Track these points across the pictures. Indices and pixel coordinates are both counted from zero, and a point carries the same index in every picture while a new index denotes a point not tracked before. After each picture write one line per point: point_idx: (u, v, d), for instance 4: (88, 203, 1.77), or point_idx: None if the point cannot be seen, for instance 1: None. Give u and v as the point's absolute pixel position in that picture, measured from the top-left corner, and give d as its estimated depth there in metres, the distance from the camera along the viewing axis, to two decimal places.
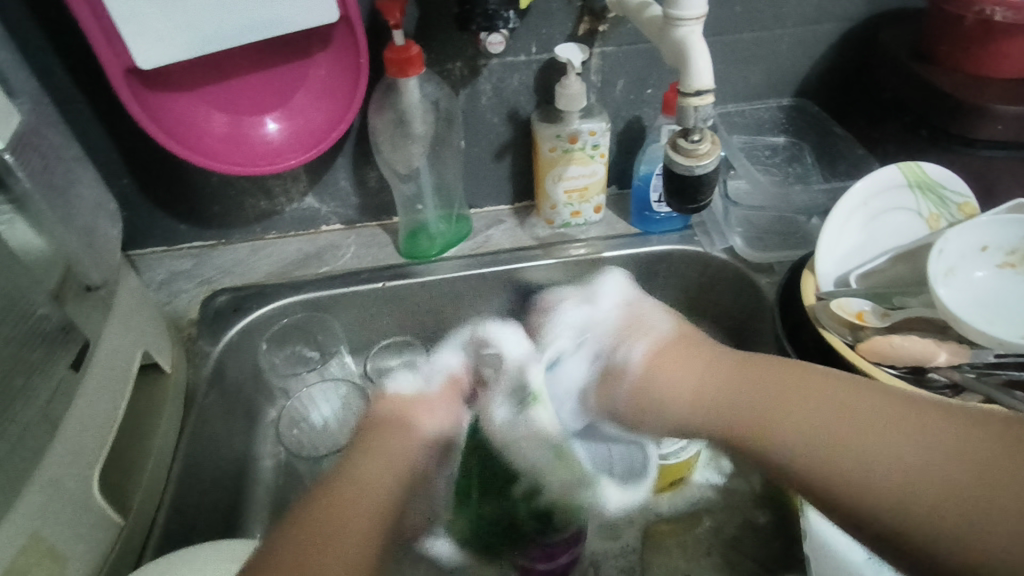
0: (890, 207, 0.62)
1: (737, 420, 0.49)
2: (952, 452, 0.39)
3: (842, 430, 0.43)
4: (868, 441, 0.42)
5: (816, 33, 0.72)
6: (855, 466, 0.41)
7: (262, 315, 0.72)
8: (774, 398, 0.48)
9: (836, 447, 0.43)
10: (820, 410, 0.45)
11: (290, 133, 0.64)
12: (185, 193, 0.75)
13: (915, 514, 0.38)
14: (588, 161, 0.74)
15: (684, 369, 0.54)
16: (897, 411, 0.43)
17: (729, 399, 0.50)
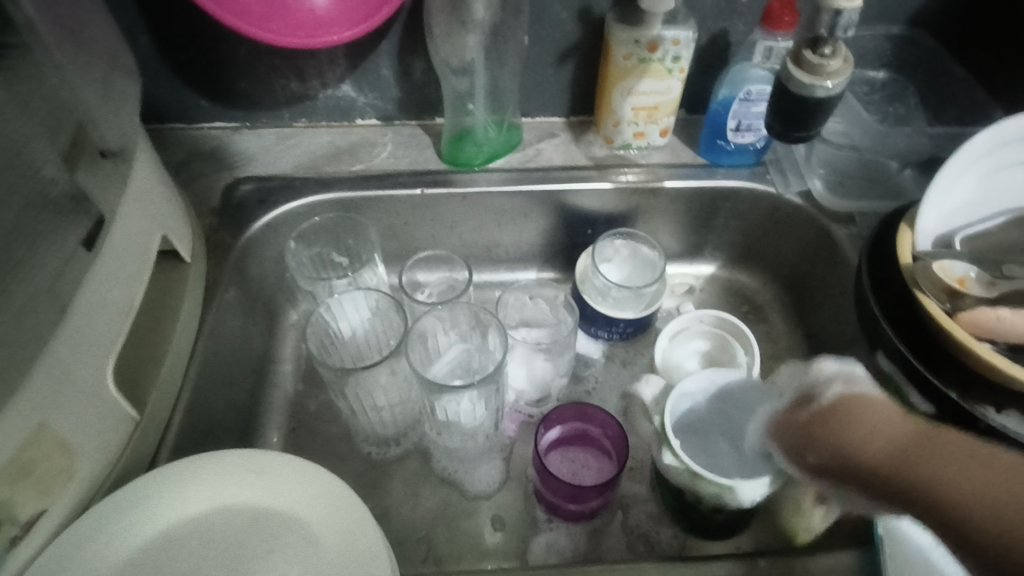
0: (1013, 161, 0.53)
1: (857, 471, 0.40)
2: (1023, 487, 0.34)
3: (928, 458, 0.37)
4: (965, 485, 0.35)
5: None
6: (946, 509, 0.35)
7: (288, 211, 0.67)
8: (892, 447, 0.39)
9: (921, 475, 0.37)
10: (896, 439, 0.39)
11: (334, 4, 0.56)
12: (209, 64, 0.67)
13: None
14: (665, 76, 0.65)
15: (839, 431, 0.41)
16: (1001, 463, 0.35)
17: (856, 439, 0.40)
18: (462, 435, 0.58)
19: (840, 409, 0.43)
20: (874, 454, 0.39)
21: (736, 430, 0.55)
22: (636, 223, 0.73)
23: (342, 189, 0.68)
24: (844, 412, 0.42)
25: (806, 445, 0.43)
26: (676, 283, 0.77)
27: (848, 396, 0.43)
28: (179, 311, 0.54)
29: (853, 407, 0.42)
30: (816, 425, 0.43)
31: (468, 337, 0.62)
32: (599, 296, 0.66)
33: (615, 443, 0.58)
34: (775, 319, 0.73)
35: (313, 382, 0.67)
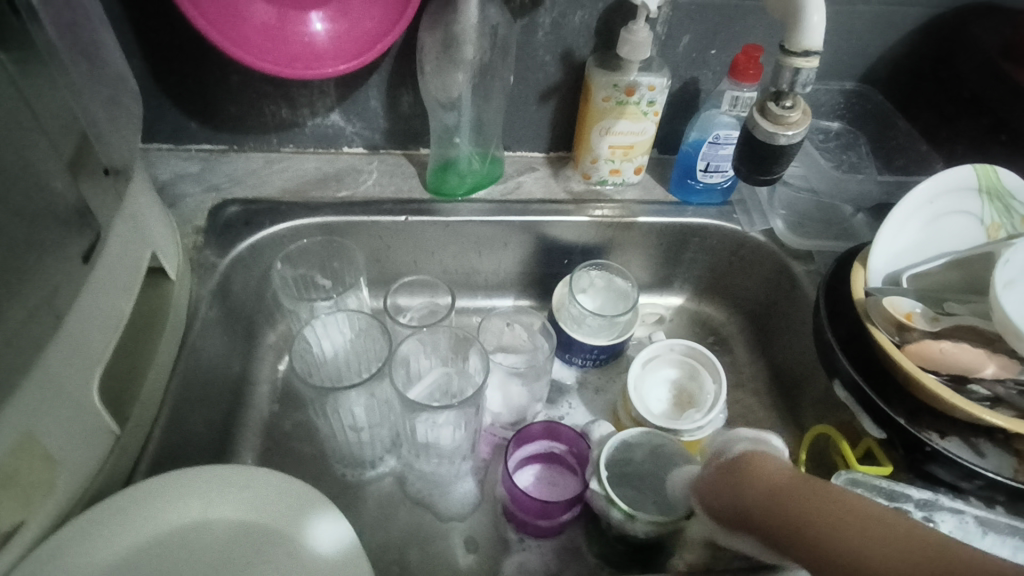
0: (953, 208, 0.59)
1: (749, 518, 0.45)
2: (867, 521, 0.39)
3: (797, 501, 0.42)
4: (827, 523, 0.40)
5: (904, 13, 0.66)
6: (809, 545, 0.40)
7: (273, 233, 0.68)
8: (772, 493, 0.44)
9: (792, 516, 0.42)
10: (778, 486, 0.44)
11: (333, 38, 0.59)
12: (201, 89, 0.69)
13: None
14: (640, 118, 0.69)
15: (736, 485, 0.46)
16: (853, 504, 0.40)
17: (757, 499, 0.44)
18: (438, 458, 0.60)
19: (743, 466, 0.47)
20: (759, 501, 0.44)
21: (662, 476, 0.58)
22: (610, 255, 0.77)
23: (327, 214, 0.70)
24: (743, 470, 0.47)
25: (710, 498, 0.48)
26: (647, 314, 0.80)
27: (754, 455, 0.48)
28: (164, 329, 0.54)
29: (753, 465, 0.47)
30: (726, 482, 0.47)
31: (448, 361, 0.64)
32: (574, 324, 0.69)
33: (581, 461, 0.60)
34: (739, 350, 0.77)
35: (290, 403, 0.67)
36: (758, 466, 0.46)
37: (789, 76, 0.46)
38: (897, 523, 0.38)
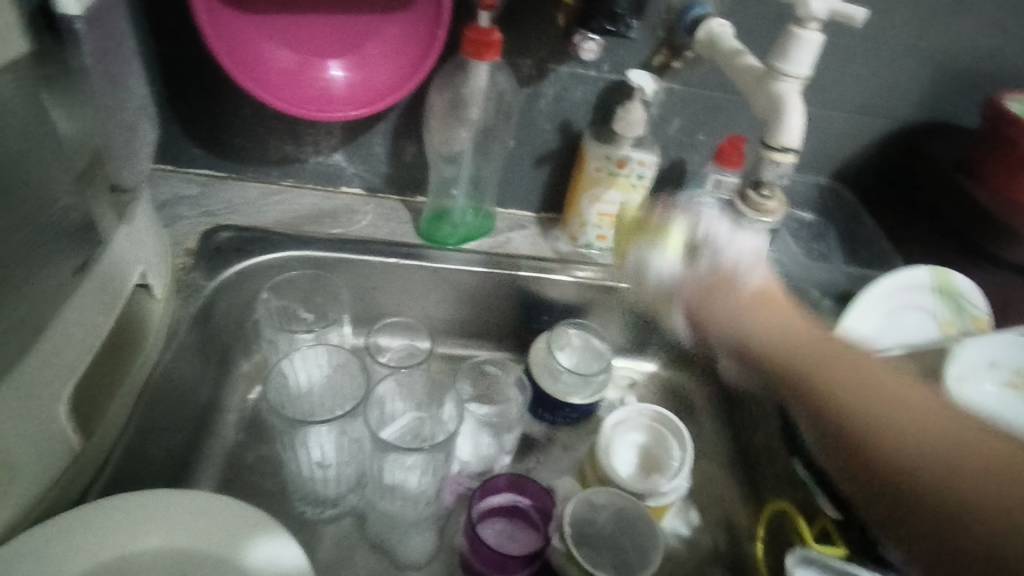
0: (910, 303, 0.63)
1: (840, 442, 0.43)
2: (970, 458, 0.37)
3: (891, 425, 0.41)
4: (918, 451, 0.39)
5: (874, 122, 0.73)
6: (890, 481, 0.39)
7: (263, 262, 0.69)
8: (794, 332, 0.51)
9: (886, 433, 0.41)
10: (871, 403, 0.43)
11: (345, 87, 0.62)
12: (211, 118, 0.71)
13: (970, 529, 0.35)
14: (629, 190, 0.73)
15: (790, 368, 0.48)
16: (969, 441, 0.38)
17: (822, 375, 0.47)
18: (400, 503, 0.59)
19: (830, 351, 0.48)
20: (856, 411, 0.43)
21: (626, 538, 0.59)
22: (588, 316, 0.79)
23: (318, 249, 0.72)
24: (835, 351, 0.48)
25: (789, 383, 0.49)
26: (621, 377, 0.81)
27: (834, 348, 0.48)
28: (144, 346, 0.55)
29: (842, 357, 0.47)
30: (755, 329, 0.53)
31: (422, 406, 0.64)
32: (549, 379, 0.71)
33: (545, 516, 0.61)
34: (706, 422, 0.78)
35: (257, 434, 0.66)
36: (842, 363, 0.47)
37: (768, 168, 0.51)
38: (1007, 454, 0.36)
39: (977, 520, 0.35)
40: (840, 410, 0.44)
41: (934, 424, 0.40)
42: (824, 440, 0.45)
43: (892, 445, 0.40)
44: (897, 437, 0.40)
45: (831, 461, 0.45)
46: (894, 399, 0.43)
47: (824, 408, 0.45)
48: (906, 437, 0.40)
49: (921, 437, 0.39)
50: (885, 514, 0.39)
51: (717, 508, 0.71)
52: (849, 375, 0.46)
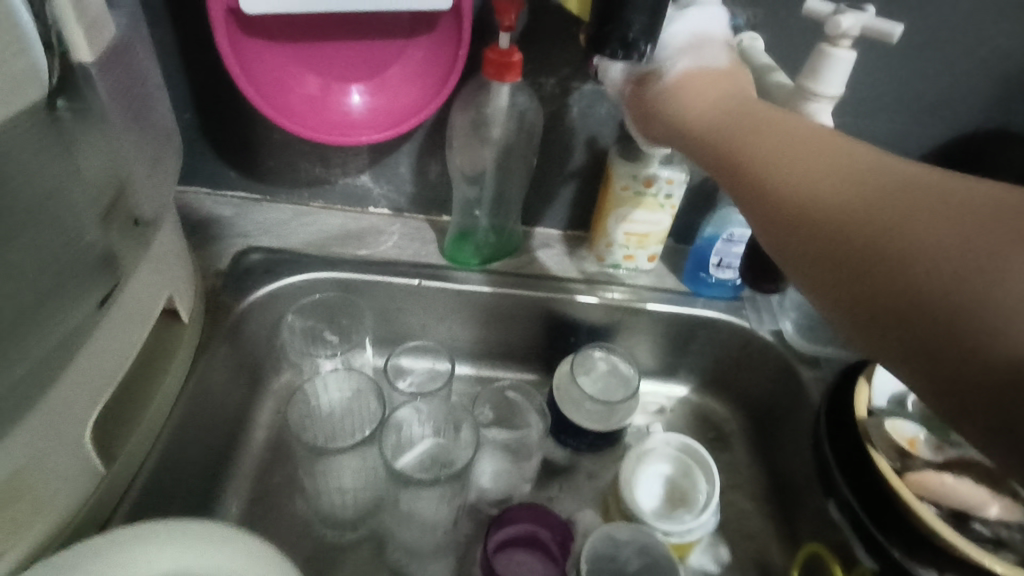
0: None
1: (805, 226, 0.36)
2: (903, 207, 0.33)
3: (828, 188, 0.36)
4: (908, 241, 0.32)
5: (922, 135, 0.68)
6: (832, 222, 0.35)
7: (291, 283, 0.70)
8: (727, 110, 0.44)
9: (825, 203, 0.36)
10: (816, 167, 0.37)
11: (367, 111, 0.62)
12: (242, 143, 0.73)
13: (937, 280, 0.30)
14: (657, 210, 0.70)
15: (784, 170, 0.38)
16: (860, 174, 0.36)
17: (844, 196, 0.35)
18: (422, 527, 0.61)
19: (790, 153, 0.39)
20: (785, 183, 0.38)
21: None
22: (615, 338, 0.77)
23: (344, 270, 0.72)
24: (792, 157, 0.39)
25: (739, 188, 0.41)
26: (648, 402, 0.79)
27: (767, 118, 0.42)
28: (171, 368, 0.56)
29: (768, 124, 0.42)
30: (794, 174, 0.38)
31: (439, 432, 0.64)
32: (568, 404, 0.69)
33: (564, 546, 0.60)
34: (738, 450, 0.75)
35: (281, 453, 0.67)
36: (807, 139, 0.39)
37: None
38: (954, 183, 0.33)
39: (960, 324, 0.29)
40: (803, 193, 0.37)
41: (898, 189, 0.34)
42: (795, 245, 0.37)
43: (874, 252, 0.33)
44: (860, 220, 0.34)
45: (814, 285, 0.36)
46: (817, 162, 0.38)
47: (761, 194, 0.39)
48: (938, 240, 0.31)
49: (937, 225, 0.32)
50: (859, 300, 0.33)
51: (750, 543, 0.68)
52: (817, 164, 0.38)
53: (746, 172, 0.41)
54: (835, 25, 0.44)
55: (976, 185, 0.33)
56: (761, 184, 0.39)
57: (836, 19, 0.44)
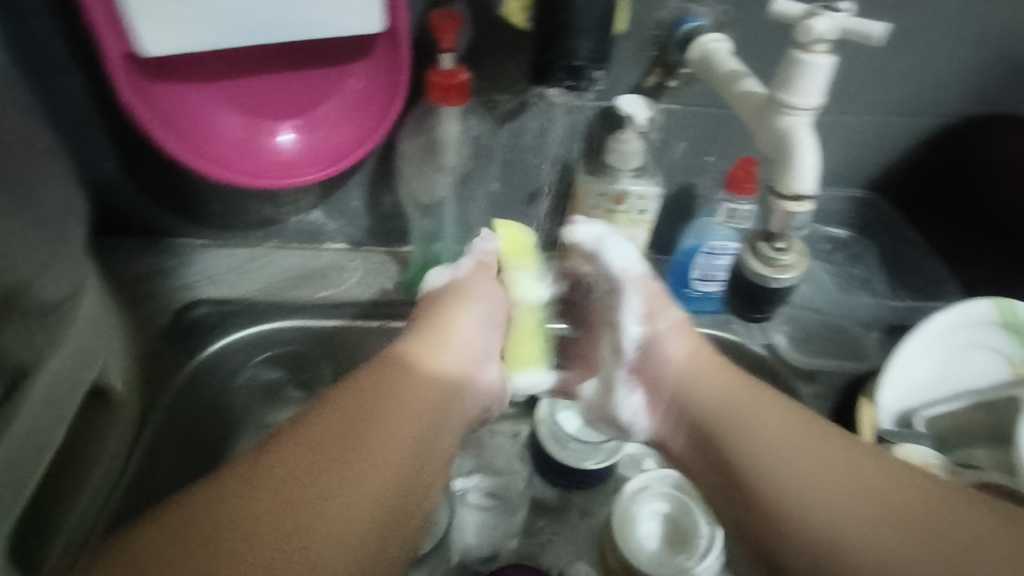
0: (969, 344, 0.55)
1: (749, 511, 0.43)
2: (844, 479, 0.41)
3: (803, 478, 0.42)
4: (822, 508, 0.40)
5: (907, 124, 0.63)
6: (800, 505, 0.41)
7: (243, 338, 0.65)
8: (699, 381, 0.51)
9: (797, 495, 0.41)
10: (767, 429, 0.45)
11: (304, 147, 0.57)
12: (175, 188, 0.66)
13: (835, 542, 0.38)
14: (631, 227, 0.64)
15: (730, 422, 0.47)
16: (760, 409, 0.46)
17: (793, 455, 0.43)
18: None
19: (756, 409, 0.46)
20: (761, 467, 0.43)
21: None
22: None
23: (302, 318, 0.66)
24: (724, 393, 0.49)
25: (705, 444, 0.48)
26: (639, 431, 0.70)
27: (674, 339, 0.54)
28: (97, 459, 0.53)
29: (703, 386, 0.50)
30: (756, 430, 0.45)
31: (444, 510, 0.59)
32: (557, 447, 0.63)
33: None
34: None
35: None
36: (763, 403, 0.47)
37: (784, 221, 0.44)
38: (837, 447, 0.42)
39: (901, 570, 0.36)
40: (764, 463, 0.43)
41: (830, 446, 0.43)
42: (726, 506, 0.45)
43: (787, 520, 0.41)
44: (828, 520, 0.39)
45: (723, 511, 0.46)
46: (775, 416, 0.45)
47: (742, 501, 0.43)
48: (797, 462, 0.42)
49: (828, 481, 0.41)
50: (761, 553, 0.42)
51: None
52: (780, 433, 0.44)
53: (728, 460, 0.46)
54: (808, 29, 0.39)
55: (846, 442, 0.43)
56: (733, 458, 0.45)
57: (808, 23, 0.39)
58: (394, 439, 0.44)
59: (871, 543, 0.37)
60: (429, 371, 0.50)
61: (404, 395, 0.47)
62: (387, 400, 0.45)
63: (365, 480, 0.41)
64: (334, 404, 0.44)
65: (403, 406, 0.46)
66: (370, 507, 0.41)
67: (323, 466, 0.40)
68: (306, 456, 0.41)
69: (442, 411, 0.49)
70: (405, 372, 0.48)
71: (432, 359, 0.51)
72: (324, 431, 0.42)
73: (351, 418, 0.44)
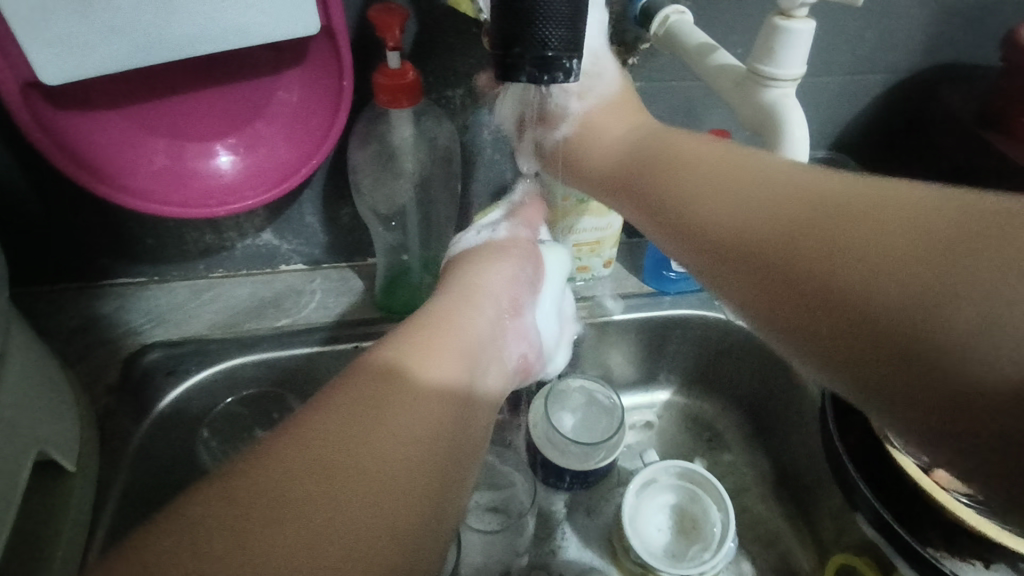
0: None
1: (688, 225, 0.40)
2: (785, 223, 0.34)
3: (730, 190, 0.38)
4: (846, 257, 0.30)
5: (867, 80, 0.62)
6: (757, 252, 0.35)
7: (202, 381, 0.60)
8: (630, 134, 0.49)
9: (710, 206, 0.39)
10: (721, 188, 0.39)
11: (246, 168, 0.52)
12: (105, 226, 0.60)
13: (818, 261, 0.31)
14: (605, 213, 0.60)
15: (649, 161, 0.45)
16: (684, 165, 0.43)
17: (719, 202, 0.39)
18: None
19: (671, 158, 0.44)
20: (680, 195, 0.41)
21: None
22: (586, 357, 0.68)
23: (264, 350, 0.61)
24: (640, 126, 0.49)
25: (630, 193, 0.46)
26: (633, 420, 0.70)
27: (601, 103, 0.51)
28: (52, 550, 0.47)
29: (658, 145, 0.46)
30: (692, 172, 0.42)
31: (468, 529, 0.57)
32: (557, 452, 0.59)
33: None
34: (737, 450, 0.68)
35: None
36: (688, 149, 0.44)
37: None
38: (807, 179, 0.36)
39: (860, 311, 0.29)
40: (688, 199, 0.41)
41: (760, 169, 0.38)
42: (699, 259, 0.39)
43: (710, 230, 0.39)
44: (764, 230, 0.35)
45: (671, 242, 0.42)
46: (693, 160, 0.43)
47: (683, 232, 0.40)
48: (754, 213, 0.36)
49: (760, 209, 0.36)
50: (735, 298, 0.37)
51: (771, 549, 0.62)
52: (705, 164, 0.41)
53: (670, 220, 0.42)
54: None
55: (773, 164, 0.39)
56: (656, 197, 0.43)
57: None
58: (395, 457, 0.36)
59: (870, 291, 0.29)
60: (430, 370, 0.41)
61: (405, 408, 0.38)
62: (398, 400, 0.38)
63: (378, 490, 0.34)
64: (325, 414, 0.37)
65: (419, 406, 0.39)
66: (390, 506, 0.34)
67: (323, 485, 0.33)
68: (301, 465, 0.34)
69: (462, 422, 0.41)
70: (396, 382, 0.39)
71: (439, 355, 0.42)
72: (320, 446, 0.35)
73: (341, 431, 0.36)
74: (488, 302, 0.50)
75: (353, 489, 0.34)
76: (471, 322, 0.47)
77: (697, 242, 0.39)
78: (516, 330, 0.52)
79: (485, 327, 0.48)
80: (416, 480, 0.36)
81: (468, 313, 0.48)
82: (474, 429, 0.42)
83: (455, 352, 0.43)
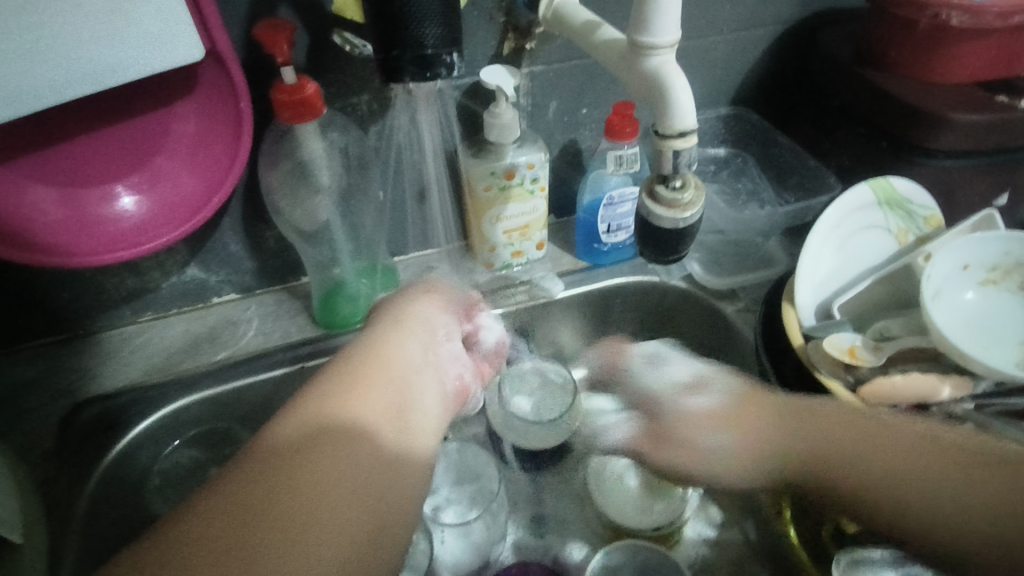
0: (861, 227, 0.59)
1: (862, 499, 0.39)
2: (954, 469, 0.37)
3: (879, 474, 0.38)
4: (936, 518, 0.36)
5: (753, 35, 0.65)
6: (886, 510, 0.38)
7: (149, 428, 0.58)
8: (750, 442, 0.44)
9: (851, 466, 0.39)
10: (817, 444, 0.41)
11: (152, 206, 0.51)
12: (16, 285, 0.57)
13: (1007, 516, 0.34)
14: (528, 199, 0.61)
15: (750, 424, 0.45)
16: (817, 424, 0.42)
17: (813, 444, 0.41)
18: None
19: (740, 411, 0.46)
20: (838, 473, 0.40)
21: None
22: (534, 338, 0.69)
23: (208, 386, 0.60)
24: (739, 420, 0.45)
25: (745, 429, 0.44)
26: None
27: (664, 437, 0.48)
28: None
29: (748, 410, 0.46)
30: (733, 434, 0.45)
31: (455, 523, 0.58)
32: (519, 436, 0.61)
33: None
34: None
35: None
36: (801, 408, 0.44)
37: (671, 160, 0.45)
38: (920, 433, 0.39)
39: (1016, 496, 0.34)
40: (839, 464, 0.40)
41: (882, 430, 0.40)
42: (853, 517, 0.40)
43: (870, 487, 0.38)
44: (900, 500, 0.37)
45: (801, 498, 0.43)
46: (830, 427, 0.42)
47: (858, 507, 0.39)
48: (883, 460, 0.39)
49: (912, 472, 0.37)
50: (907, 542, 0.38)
51: None
52: (829, 430, 0.42)
53: (817, 479, 0.41)
54: None
55: (871, 419, 0.41)
56: (801, 471, 0.42)
57: None
58: (335, 486, 0.36)
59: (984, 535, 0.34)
60: (358, 422, 0.39)
61: (329, 478, 0.36)
62: (322, 461, 0.37)
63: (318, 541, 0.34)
64: (242, 479, 0.35)
65: (346, 462, 0.37)
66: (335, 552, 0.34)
67: (237, 550, 0.33)
68: (212, 535, 0.33)
69: (401, 470, 0.39)
70: (326, 427, 0.38)
71: (368, 404, 0.40)
72: (233, 512, 0.34)
73: (275, 468, 0.36)
74: (414, 330, 0.47)
75: (265, 555, 0.33)
76: (400, 365, 0.44)
77: (849, 509, 0.39)
78: (451, 352, 0.49)
79: (417, 365, 0.45)
80: (340, 545, 0.35)
81: (392, 343, 0.45)
82: (423, 439, 0.42)
83: (385, 402, 0.41)
